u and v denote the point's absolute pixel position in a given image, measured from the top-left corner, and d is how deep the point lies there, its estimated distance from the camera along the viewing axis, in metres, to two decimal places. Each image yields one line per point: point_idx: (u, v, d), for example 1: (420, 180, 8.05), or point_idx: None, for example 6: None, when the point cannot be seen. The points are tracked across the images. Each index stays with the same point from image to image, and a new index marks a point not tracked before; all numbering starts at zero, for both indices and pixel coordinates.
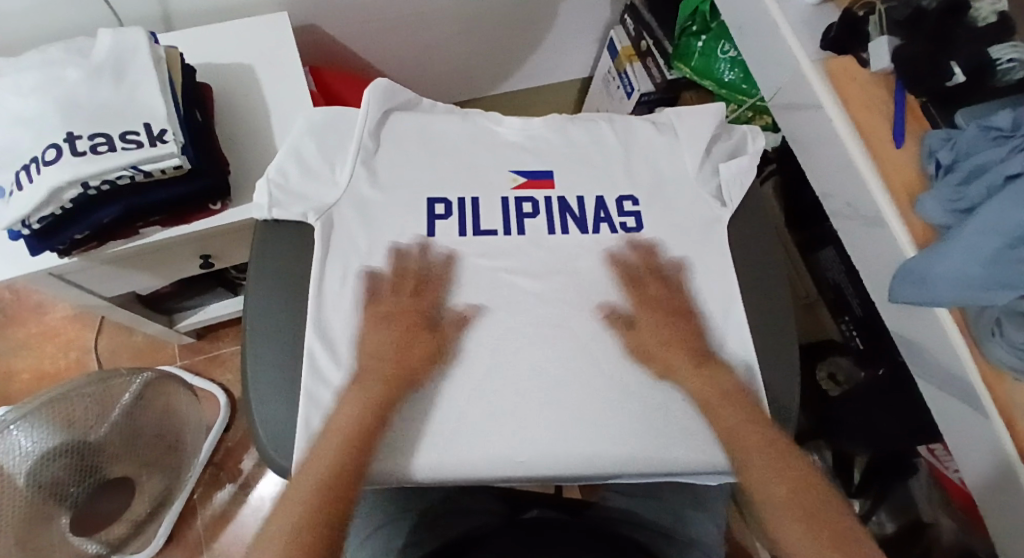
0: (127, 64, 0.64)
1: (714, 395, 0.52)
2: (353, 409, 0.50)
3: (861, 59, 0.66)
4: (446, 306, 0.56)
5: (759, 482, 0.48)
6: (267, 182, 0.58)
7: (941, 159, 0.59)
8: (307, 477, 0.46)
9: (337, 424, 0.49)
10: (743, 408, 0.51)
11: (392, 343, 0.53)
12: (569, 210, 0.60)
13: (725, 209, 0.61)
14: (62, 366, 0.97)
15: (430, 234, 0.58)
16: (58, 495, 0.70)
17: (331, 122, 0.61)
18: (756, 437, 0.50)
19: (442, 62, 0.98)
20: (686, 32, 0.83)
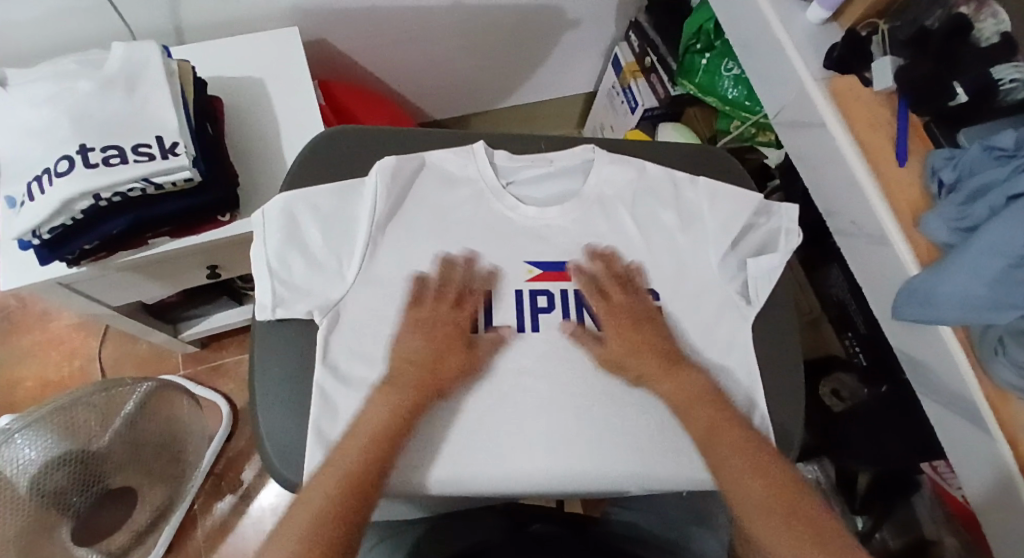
0: (139, 77, 0.65)
1: (683, 395, 0.53)
2: (369, 424, 0.49)
3: (865, 79, 0.66)
4: (455, 321, 0.56)
5: (734, 487, 0.48)
6: (269, 281, 0.54)
7: (945, 178, 0.59)
8: (329, 475, 0.46)
9: (360, 431, 0.49)
10: (694, 398, 0.53)
11: (424, 348, 0.54)
12: (586, 304, 0.59)
13: (751, 307, 0.59)
14: (66, 374, 0.97)
15: (441, 334, 0.56)
16: (59, 503, 0.69)
17: (336, 207, 0.57)
18: (733, 438, 0.50)
19: (449, 76, 0.99)
20: (690, 50, 0.84)
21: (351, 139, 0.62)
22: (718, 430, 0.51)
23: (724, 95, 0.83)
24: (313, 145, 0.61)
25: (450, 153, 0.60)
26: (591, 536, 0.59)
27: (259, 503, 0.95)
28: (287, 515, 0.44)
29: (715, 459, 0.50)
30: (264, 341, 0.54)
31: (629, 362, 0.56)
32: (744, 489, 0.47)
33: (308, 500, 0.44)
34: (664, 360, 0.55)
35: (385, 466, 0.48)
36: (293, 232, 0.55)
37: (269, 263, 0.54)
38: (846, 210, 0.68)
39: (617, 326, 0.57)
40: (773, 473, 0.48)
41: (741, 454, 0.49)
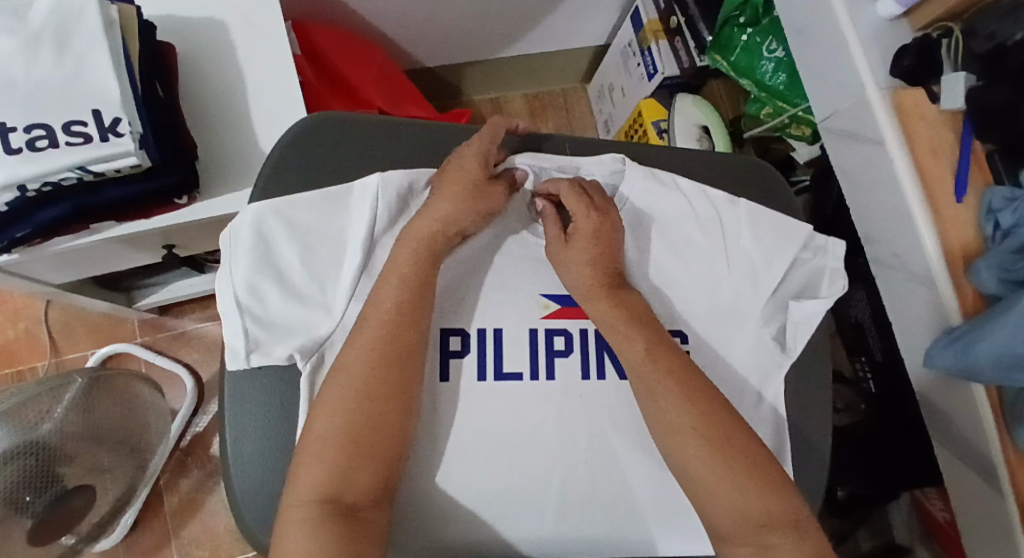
0: (72, 29, 0.52)
1: (627, 344, 0.48)
2: (364, 328, 0.45)
3: (931, 93, 0.58)
4: (461, 364, 0.49)
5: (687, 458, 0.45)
6: (240, 320, 0.46)
7: (1001, 221, 0.53)
8: (364, 335, 0.45)
9: (393, 279, 0.46)
10: (649, 356, 0.47)
11: (471, 178, 0.48)
12: (607, 346, 0.52)
13: (786, 356, 0.53)
14: (9, 338, 0.87)
15: (445, 380, 0.49)
16: (14, 505, 0.62)
17: (318, 225, 0.48)
18: (681, 373, 0.47)
19: (446, 22, 0.86)
20: (731, 22, 0.73)
21: (334, 132, 0.51)
22: (669, 412, 0.46)
23: (762, 80, 0.74)
24: (287, 139, 0.50)
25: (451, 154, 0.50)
26: None
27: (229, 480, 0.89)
28: (327, 390, 0.44)
29: (646, 390, 0.47)
30: (239, 390, 0.46)
31: (618, 337, 0.48)
32: (677, 429, 0.45)
33: (314, 430, 0.43)
34: (682, 381, 0.46)
35: (423, 310, 0.46)
36: (265, 256, 0.47)
37: (237, 295, 0.46)
38: (890, 240, 0.62)
39: (593, 232, 0.50)
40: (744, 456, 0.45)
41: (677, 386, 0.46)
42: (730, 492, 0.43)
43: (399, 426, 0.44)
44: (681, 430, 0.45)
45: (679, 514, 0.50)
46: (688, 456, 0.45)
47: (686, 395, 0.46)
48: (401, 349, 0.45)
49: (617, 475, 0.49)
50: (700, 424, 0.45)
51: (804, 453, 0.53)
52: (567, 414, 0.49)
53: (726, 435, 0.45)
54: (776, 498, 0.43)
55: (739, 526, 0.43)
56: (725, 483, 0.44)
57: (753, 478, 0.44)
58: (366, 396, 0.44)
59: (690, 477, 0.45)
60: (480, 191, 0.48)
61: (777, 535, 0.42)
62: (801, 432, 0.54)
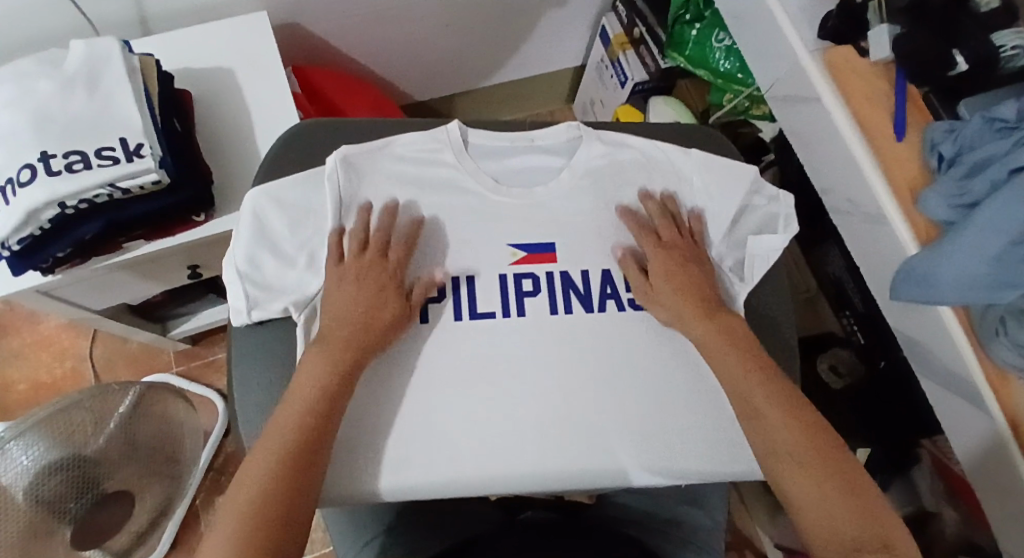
0: (100, 74, 0.62)
1: (707, 332, 0.52)
2: (287, 414, 0.46)
3: (861, 48, 0.63)
4: (438, 309, 0.55)
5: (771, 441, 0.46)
6: (241, 285, 0.53)
7: (944, 152, 0.57)
8: (286, 414, 0.46)
9: (317, 360, 0.48)
10: (732, 343, 0.51)
11: (370, 286, 0.51)
12: (572, 285, 0.57)
13: (743, 284, 0.57)
14: (59, 376, 0.97)
15: (425, 321, 0.54)
16: (58, 511, 0.72)
17: (306, 202, 0.55)
18: (749, 401, 0.48)
19: (430, 54, 0.97)
20: (680, 21, 0.82)
21: (324, 133, 0.60)
22: (761, 408, 0.47)
23: (716, 68, 0.81)
24: (285, 137, 0.59)
25: (418, 135, 0.58)
26: (590, 531, 0.60)
27: None
28: (247, 461, 0.44)
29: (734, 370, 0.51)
30: (242, 351, 0.54)
31: (691, 326, 0.53)
32: (765, 431, 0.46)
33: (244, 482, 0.42)
34: (755, 368, 0.50)
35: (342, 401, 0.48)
36: (259, 232, 0.54)
37: (238, 267, 0.53)
38: (841, 188, 0.66)
39: (664, 266, 0.55)
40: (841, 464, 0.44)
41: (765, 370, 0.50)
42: (822, 503, 0.42)
43: (309, 504, 0.43)
44: (772, 428, 0.46)
45: (642, 439, 0.54)
46: (780, 457, 0.45)
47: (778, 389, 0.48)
48: (317, 429, 0.46)
49: (583, 407, 0.54)
50: (786, 421, 0.46)
51: None
52: (534, 354, 0.54)
53: (821, 443, 0.45)
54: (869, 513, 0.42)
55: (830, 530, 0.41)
56: (811, 491, 0.43)
57: (841, 484, 0.43)
58: (282, 464, 0.43)
59: (778, 479, 0.45)
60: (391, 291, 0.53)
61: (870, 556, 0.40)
62: None
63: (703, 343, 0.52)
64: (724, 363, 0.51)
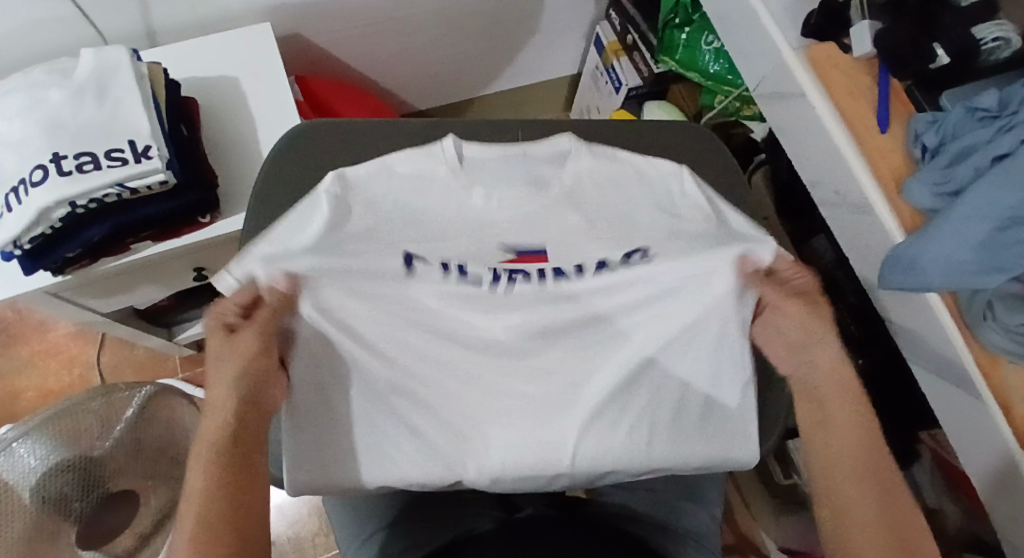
0: (109, 81, 0.65)
1: (834, 409, 0.47)
2: (191, 507, 0.42)
3: (844, 45, 0.65)
4: (424, 273, 0.48)
5: (852, 528, 0.43)
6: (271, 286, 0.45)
7: (927, 142, 0.58)
8: (193, 503, 0.43)
9: (204, 456, 0.44)
10: (858, 420, 0.47)
11: (236, 357, 0.46)
12: (566, 273, 0.49)
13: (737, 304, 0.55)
14: (67, 383, 0.99)
15: (409, 272, 0.48)
16: (64, 510, 0.74)
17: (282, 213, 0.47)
18: (839, 489, 0.45)
19: (429, 63, 1.00)
20: (669, 25, 0.85)
21: (322, 135, 0.62)
22: (846, 494, 0.45)
23: (705, 70, 0.85)
24: (288, 136, 0.62)
25: (412, 152, 0.47)
26: (583, 519, 0.61)
27: None
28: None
29: (810, 429, 0.48)
30: None
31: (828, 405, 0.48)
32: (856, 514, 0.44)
33: None
34: (869, 464, 0.45)
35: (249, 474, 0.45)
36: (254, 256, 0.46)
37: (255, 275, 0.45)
38: (829, 181, 0.67)
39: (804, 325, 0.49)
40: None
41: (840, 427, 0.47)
42: None
43: None
44: (852, 518, 0.44)
45: None
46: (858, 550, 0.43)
47: (875, 481, 0.44)
48: (235, 518, 0.43)
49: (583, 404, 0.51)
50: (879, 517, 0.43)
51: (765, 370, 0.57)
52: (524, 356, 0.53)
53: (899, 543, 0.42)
54: None
55: None
56: None
57: None
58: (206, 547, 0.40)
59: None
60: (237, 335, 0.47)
61: None
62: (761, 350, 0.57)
63: (825, 414, 0.48)
64: (829, 433, 0.47)
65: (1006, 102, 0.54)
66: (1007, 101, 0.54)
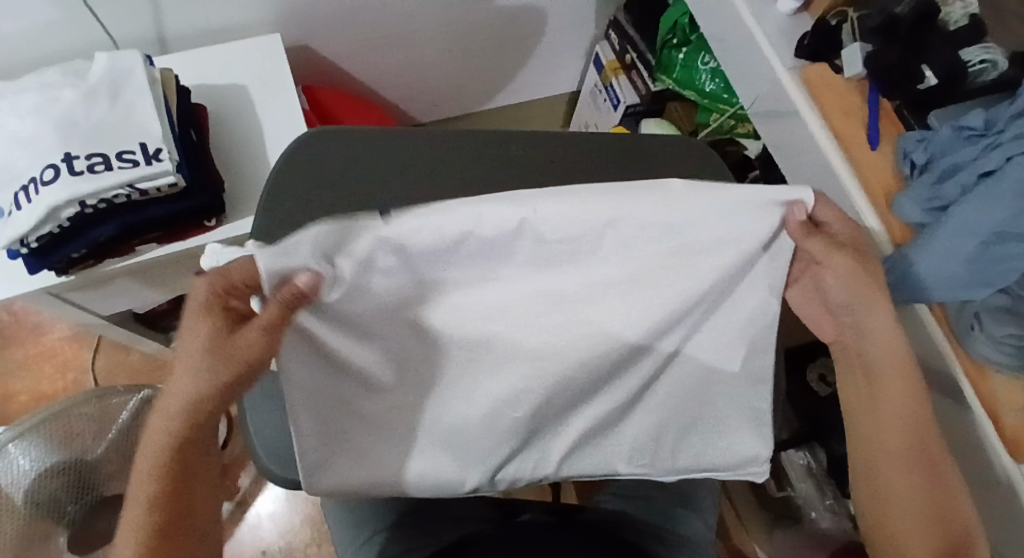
0: (122, 85, 0.66)
1: (890, 384, 0.46)
2: (141, 486, 0.41)
3: (835, 66, 0.68)
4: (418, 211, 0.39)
5: (891, 491, 0.46)
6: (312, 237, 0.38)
7: (916, 160, 0.60)
8: (143, 484, 0.41)
9: (153, 440, 0.41)
10: (910, 393, 0.46)
11: (212, 354, 0.38)
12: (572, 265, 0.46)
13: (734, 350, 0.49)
14: (61, 387, 0.99)
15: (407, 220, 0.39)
16: (57, 512, 0.74)
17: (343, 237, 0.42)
18: (886, 457, 0.47)
19: (431, 77, 1.02)
20: (667, 45, 0.89)
21: (330, 142, 0.63)
22: (887, 458, 0.47)
23: (701, 89, 0.88)
24: (294, 145, 0.63)
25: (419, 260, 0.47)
26: (581, 525, 0.61)
27: (257, 509, 1.00)
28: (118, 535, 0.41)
29: (870, 416, 0.47)
30: None
31: (885, 386, 0.47)
32: (896, 477, 0.46)
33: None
34: (914, 436, 0.46)
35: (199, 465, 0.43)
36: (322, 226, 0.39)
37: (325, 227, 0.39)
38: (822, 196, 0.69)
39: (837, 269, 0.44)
40: (951, 520, 0.45)
41: (907, 430, 0.46)
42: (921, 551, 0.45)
43: None
44: (895, 482, 0.46)
45: None
46: (896, 507, 0.46)
47: (917, 447, 0.46)
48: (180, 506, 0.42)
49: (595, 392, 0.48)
50: (919, 483, 0.46)
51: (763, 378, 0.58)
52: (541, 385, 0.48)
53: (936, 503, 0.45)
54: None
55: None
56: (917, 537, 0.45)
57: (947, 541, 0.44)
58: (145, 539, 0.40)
59: (888, 524, 0.46)
60: (231, 335, 0.38)
61: None
62: None
63: (882, 397, 0.47)
64: (876, 407, 0.47)
65: (992, 122, 0.55)
66: (994, 120, 0.55)
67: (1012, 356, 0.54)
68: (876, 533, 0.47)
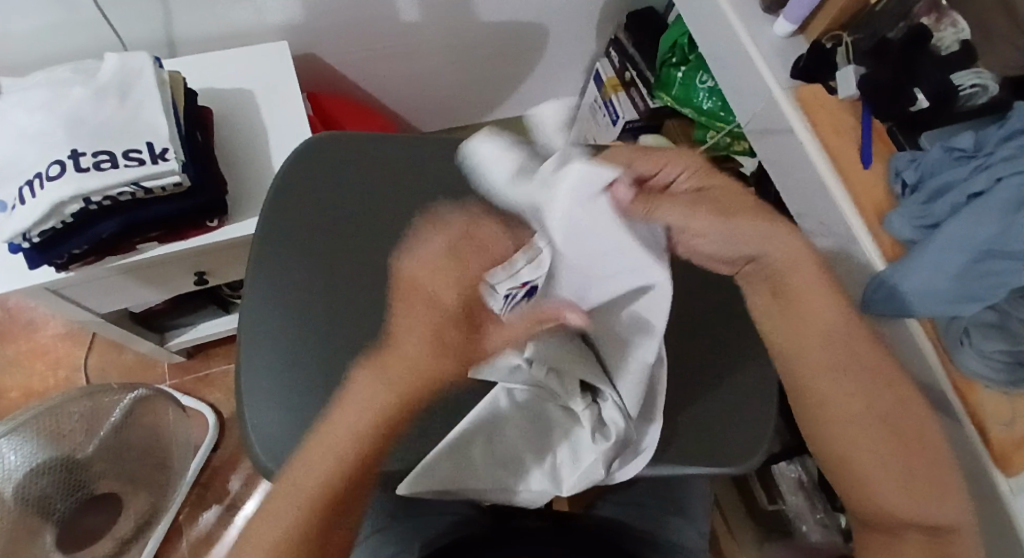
0: (131, 84, 0.67)
1: (805, 294, 0.47)
2: (308, 476, 0.41)
3: (829, 87, 0.70)
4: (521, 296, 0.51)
5: (828, 400, 0.45)
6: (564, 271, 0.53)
7: (907, 179, 0.62)
8: (308, 473, 0.41)
9: (327, 434, 0.42)
10: (828, 331, 0.46)
11: (434, 339, 0.44)
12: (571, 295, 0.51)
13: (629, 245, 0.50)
14: (51, 385, 0.98)
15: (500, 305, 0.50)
16: (45, 509, 0.73)
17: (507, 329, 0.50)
18: (824, 376, 0.46)
19: (434, 88, 1.04)
20: (666, 63, 0.93)
21: (333, 147, 0.64)
22: (819, 362, 0.46)
23: (699, 107, 0.91)
24: (299, 149, 0.64)
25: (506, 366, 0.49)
26: (574, 531, 0.61)
27: (244, 513, 0.97)
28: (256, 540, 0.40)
29: (795, 348, 0.47)
30: (248, 336, 0.57)
31: (809, 307, 0.47)
32: (830, 385, 0.45)
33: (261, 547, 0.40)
34: (843, 345, 0.46)
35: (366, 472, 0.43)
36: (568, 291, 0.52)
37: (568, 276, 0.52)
38: (815, 212, 0.71)
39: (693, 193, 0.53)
40: (903, 428, 0.44)
41: (842, 351, 0.46)
42: (879, 465, 0.43)
43: None
44: (838, 394, 0.45)
45: None
46: (839, 424, 0.45)
47: (851, 352, 0.46)
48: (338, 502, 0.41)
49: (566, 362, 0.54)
50: (864, 398, 0.45)
51: (755, 387, 0.59)
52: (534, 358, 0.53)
53: (881, 408, 0.44)
54: (926, 482, 0.42)
55: (889, 477, 0.42)
56: (867, 449, 0.43)
57: (902, 452, 0.43)
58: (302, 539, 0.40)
59: (834, 439, 0.45)
60: (465, 333, 0.45)
61: (925, 508, 0.41)
62: (749, 368, 0.60)
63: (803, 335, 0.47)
64: (791, 320, 0.48)
65: (981, 144, 0.58)
66: (983, 143, 0.58)
67: (1000, 371, 0.55)
68: (825, 454, 0.46)
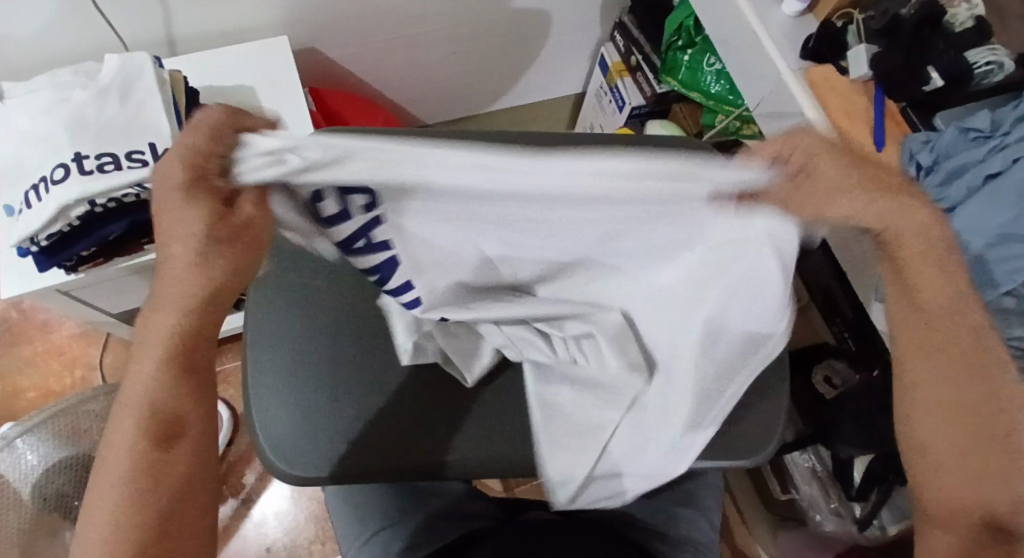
0: (133, 86, 0.66)
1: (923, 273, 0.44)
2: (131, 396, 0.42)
3: (840, 68, 0.68)
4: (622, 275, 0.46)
5: (926, 391, 0.45)
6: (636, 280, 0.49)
7: (921, 161, 0.59)
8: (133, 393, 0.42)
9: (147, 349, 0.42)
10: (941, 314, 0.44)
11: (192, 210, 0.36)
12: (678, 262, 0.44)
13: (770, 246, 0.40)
14: (69, 383, 1.00)
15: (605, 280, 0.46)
16: (63, 507, 0.73)
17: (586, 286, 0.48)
18: (929, 366, 0.45)
19: (437, 79, 1.03)
20: (672, 47, 0.89)
21: None
22: (921, 345, 0.45)
23: (706, 90, 0.88)
24: None
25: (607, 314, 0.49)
26: (585, 523, 0.61)
27: (261, 507, 1.00)
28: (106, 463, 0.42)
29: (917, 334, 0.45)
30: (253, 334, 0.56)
31: (920, 285, 0.44)
32: (926, 376, 0.45)
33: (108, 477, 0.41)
34: (946, 330, 0.44)
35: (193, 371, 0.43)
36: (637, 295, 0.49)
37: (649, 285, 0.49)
38: None
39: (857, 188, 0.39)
40: (987, 426, 0.44)
41: (940, 343, 0.44)
42: (953, 466, 0.44)
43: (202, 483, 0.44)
44: (940, 392, 0.44)
45: None
46: (924, 417, 0.45)
47: (959, 343, 0.44)
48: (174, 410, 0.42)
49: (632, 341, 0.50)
50: (954, 390, 0.44)
51: (765, 378, 0.58)
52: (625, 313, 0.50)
53: (970, 403, 0.44)
54: (992, 488, 0.43)
55: (958, 481, 0.44)
56: (946, 450, 0.44)
57: (981, 458, 0.44)
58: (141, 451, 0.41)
59: (917, 434, 0.46)
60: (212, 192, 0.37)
61: (977, 514, 0.44)
62: (759, 358, 0.59)
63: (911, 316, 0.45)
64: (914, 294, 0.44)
65: (998, 123, 0.56)
66: (999, 123, 0.56)
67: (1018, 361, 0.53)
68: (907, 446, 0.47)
